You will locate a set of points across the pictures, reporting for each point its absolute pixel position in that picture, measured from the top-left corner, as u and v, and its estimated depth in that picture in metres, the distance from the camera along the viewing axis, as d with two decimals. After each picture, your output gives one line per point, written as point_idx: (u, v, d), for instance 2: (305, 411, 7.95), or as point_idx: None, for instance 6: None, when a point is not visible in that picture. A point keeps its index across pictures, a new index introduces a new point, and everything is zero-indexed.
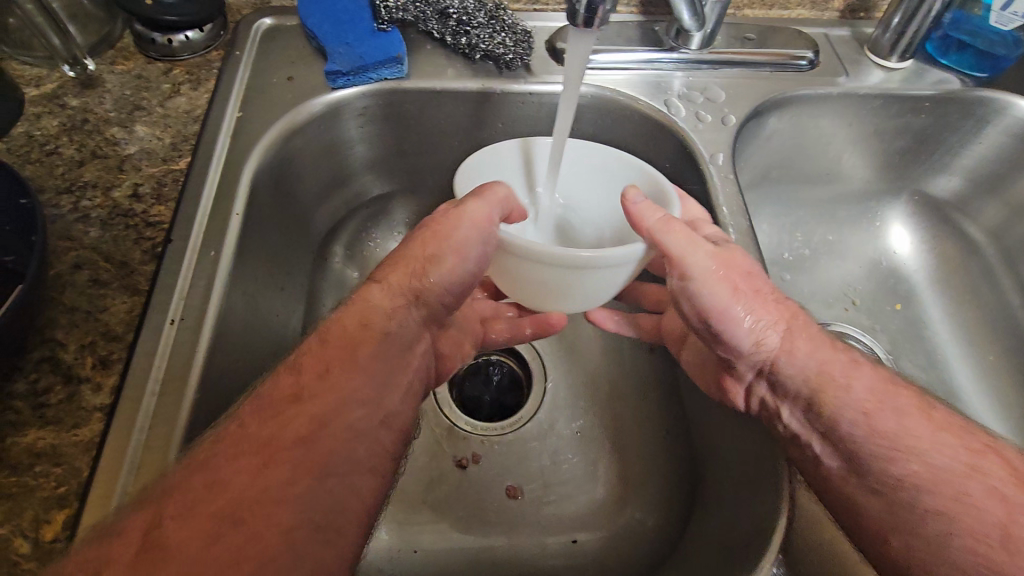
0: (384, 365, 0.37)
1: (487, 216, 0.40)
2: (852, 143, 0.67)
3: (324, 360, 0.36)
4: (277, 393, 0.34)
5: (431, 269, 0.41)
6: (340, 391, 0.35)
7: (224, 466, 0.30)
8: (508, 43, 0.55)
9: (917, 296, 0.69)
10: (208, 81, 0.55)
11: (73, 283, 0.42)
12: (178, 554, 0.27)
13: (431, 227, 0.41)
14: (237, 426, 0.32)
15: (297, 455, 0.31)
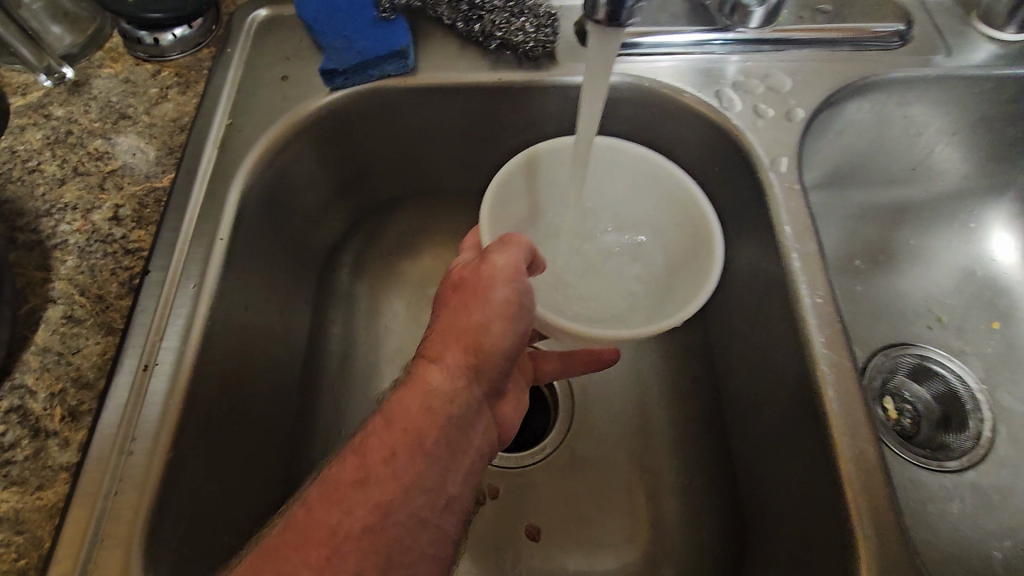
0: (445, 447, 0.32)
1: (514, 270, 0.36)
2: (950, 134, 0.55)
3: (390, 445, 0.31)
4: (342, 476, 0.30)
5: (483, 341, 0.35)
6: (401, 484, 0.30)
7: (289, 558, 0.27)
8: (529, 29, 0.47)
9: (1019, 313, 0.59)
10: (198, 82, 0.49)
11: (46, 320, 0.39)
12: None
13: (461, 291, 0.36)
14: (304, 511, 0.29)
15: (361, 547, 0.28)
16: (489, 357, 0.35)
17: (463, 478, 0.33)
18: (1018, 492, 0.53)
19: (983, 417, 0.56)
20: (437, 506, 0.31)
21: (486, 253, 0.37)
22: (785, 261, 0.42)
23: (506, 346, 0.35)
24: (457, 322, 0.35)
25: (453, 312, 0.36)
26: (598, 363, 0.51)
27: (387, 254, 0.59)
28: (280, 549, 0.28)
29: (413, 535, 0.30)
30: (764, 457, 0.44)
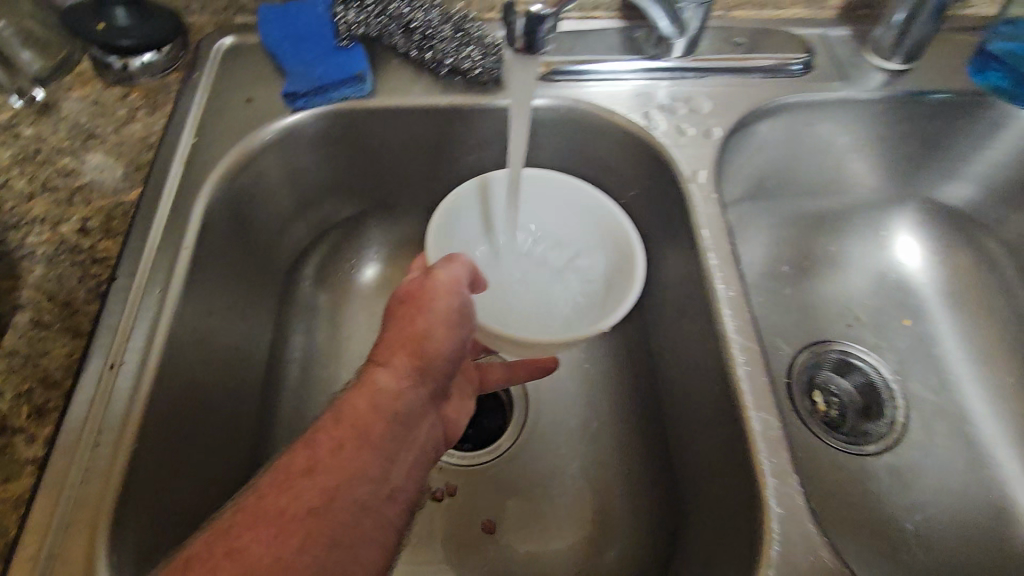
0: (391, 439, 0.34)
1: (457, 284, 0.40)
2: (853, 149, 0.63)
3: (338, 437, 0.33)
4: (293, 464, 0.32)
5: (427, 345, 0.38)
6: (347, 471, 0.32)
7: (241, 536, 0.29)
8: (476, 56, 0.52)
9: (927, 312, 0.65)
10: (165, 104, 0.52)
11: (14, 325, 0.41)
12: None
13: (406, 303, 0.39)
14: (256, 496, 0.31)
15: (308, 527, 0.30)
16: (434, 361, 0.38)
17: (410, 470, 0.35)
18: (928, 470, 0.58)
19: (897, 405, 0.62)
20: (383, 495, 0.33)
21: (429, 270, 0.41)
22: (704, 260, 0.47)
23: (448, 350, 0.39)
24: (405, 331, 0.38)
25: (401, 323, 0.38)
26: (540, 371, 0.54)
27: (348, 266, 0.62)
28: (231, 531, 0.29)
29: (359, 520, 0.31)
30: (693, 441, 0.48)
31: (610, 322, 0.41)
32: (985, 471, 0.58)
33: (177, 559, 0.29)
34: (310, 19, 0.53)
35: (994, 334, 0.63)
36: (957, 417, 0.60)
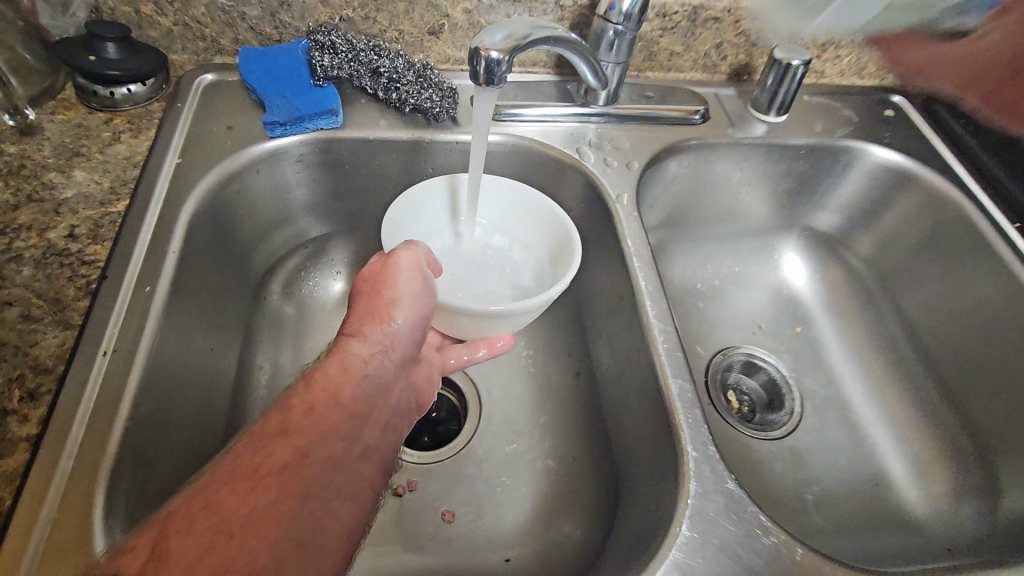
0: (359, 401, 0.38)
1: (416, 261, 0.45)
2: (745, 184, 0.76)
3: (309, 402, 0.36)
4: (267, 426, 0.35)
5: (393, 312, 0.43)
6: (318, 429, 0.35)
7: (220, 488, 0.31)
8: (435, 98, 0.61)
9: (813, 319, 0.78)
10: (149, 129, 0.57)
11: (3, 319, 0.43)
12: (174, 564, 0.28)
13: (371, 283, 0.45)
14: (232, 456, 0.33)
15: (283, 479, 0.32)
16: (399, 327, 0.43)
17: (378, 434, 0.38)
18: (820, 448, 0.68)
19: (795, 397, 0.72)
20: (353, 454, 0.35)
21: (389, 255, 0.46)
22: (628, 264, 0.56)
23: (411, 321, 0.43)
24: (371, 302, 0.43)
25: (366, 298, 0.44)
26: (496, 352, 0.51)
27: (314, 282, 0.67)
28: (208, 487, 0.31)
29: (330, 475, 0.34)
30: (625, 419, 0.56)
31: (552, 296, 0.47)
32: (867, 451, 0.67)
33: (161, 513, 0.31)
34: (288, 61, 0.61)
35: (866, 334, 0.75)
36: (841, 406, 0.71)
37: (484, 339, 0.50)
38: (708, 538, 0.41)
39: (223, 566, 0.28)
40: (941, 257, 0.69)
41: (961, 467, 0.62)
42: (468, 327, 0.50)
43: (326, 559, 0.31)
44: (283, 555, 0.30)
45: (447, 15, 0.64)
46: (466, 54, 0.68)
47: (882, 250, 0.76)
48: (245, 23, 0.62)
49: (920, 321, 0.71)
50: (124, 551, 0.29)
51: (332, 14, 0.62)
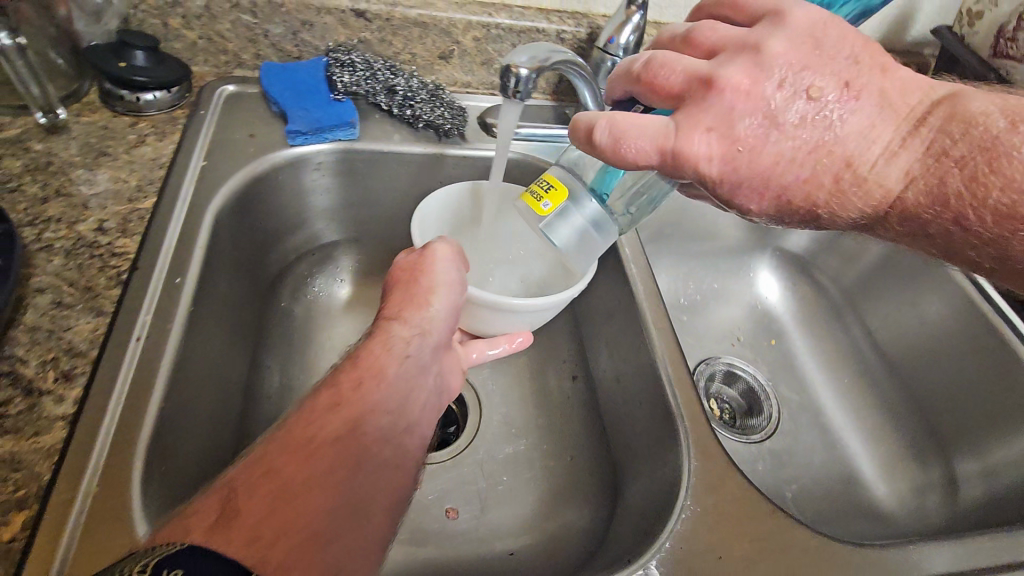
0: (402, 379, 0.42)
1: (450, 254, 0.49)
2: (722, 206, 0.84)
3: (357, 377, 0.40)
4: (318, 400, 0.38)
5: (432, 298, 0.47)
6: (367, 404, 0.39)
7: (280, 452, 0.34)
8: (447, 116, 0.66)
9: (787, 333, 0.84)
10: (173, 133, 0.60)
11: (35, 305, 0.44)
12: (245, 515, 0.30)
13: (407, 273, 0.48)
14: (286, 425, 0.36)
15: (338, 446, 0.35)
16: (437, 312, 0.46)
17: (419, 412, 0.42)
18: (797, 451, 0.72)
19: (772, 404, 0.77)
20: (397, 428, 0.39)
21: (422, 249, 0.50)
22: (626, 270, 0.61)
23: (448, 307, 0.47)
24: (411, 288, 0.47)
25: (406, 286, 0.47)
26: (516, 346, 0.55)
27: (319, 288, 0.70)
28: (268, 451, 0.34)
29: (379, 446, 0.37)
30: (622, 415, 0.60)
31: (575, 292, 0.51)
32: (838, 453, 0.72)
33: (223, 478, 0.33)
34: (307, 77, 0.65)
35: (834, 347, 0.81)
36: (815, 413, 0.76)
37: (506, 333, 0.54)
38: (709, 514, 0.45)
39: (290, 523, 0.30)
40: (898, 277, 0.75)
41: (922, 465, 0.68)
42: (492, 319, 0.53)
43: (375, 523, 0.34)
44: (341, 516, 0.33)
45: (458, 42, 0.69)
46: (472, 78, 0.73)
47: (844, 269, 0.83)
48: (267, 39, 0.66)
49: (882, 333, 0.77)
50: (192, 510, 0.31)
51: (350, 36, 0.67)
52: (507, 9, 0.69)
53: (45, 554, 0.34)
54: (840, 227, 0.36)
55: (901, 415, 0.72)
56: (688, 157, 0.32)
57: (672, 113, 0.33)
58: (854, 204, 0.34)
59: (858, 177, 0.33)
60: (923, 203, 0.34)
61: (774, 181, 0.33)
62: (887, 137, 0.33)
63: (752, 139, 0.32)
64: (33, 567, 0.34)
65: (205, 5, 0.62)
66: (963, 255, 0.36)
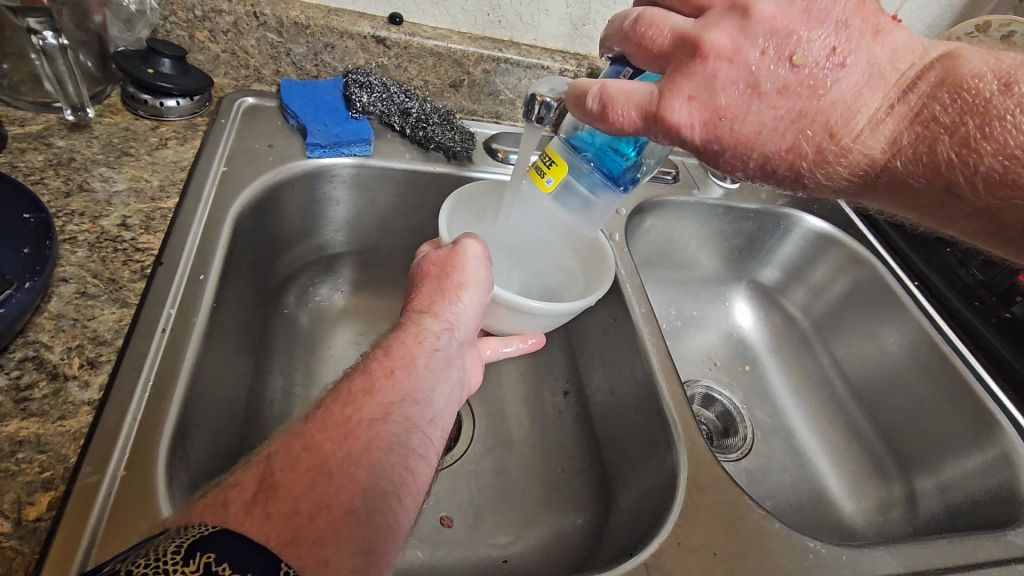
0: (429, 370, 0.45)
1: (481, 252, 0.52)
2: (703, 239, 0.89)
3: (387, 366, 0.43)
4: (355, 387, 0.41)
5: (463, 294, 0.50)
6: (399, 390, 0.42)
7: (315, 435, 0.36)
8: (457, 139, 0.69)
9: (761, 359, 0.89)
10: (194, 139, 0.62)
11: (59, 293, 0.45)
12: (289, 491, 0.32)
13: (439, 266, 0.52)
14: (323, 411, 0.38)
15: (369, 432, 0.37)
16: (466, 309, 0.51)
17: (442, 403, 0.45)
18: (771, 469, 0.76)
19: (747, 425, 0.81)
20: (424, 418, 0.42)
21: (454, 244, 0.53)
22: (621, 289, 0.65)
23: (477, 303, 0.51)
24: (443, 283, 0.50)
25: (436, 280, 0.51)
26: (529, 347, 0.59)
27: (321, 296, 0.73)
28: (307, 432, 0.36)
29: (407, 434, 0.39)
30: (615, 426, 0.63)
31: (589, 302, 0.54)
32: (809, 472, 0.77)
33: (262, 454, 0.35)
34: (326, 95, 0.68)
35: (804, 375, 0.86)
36: (787, 435, 0.81)
37: (521, 333, 0.58)
38: (701, 512, 0.48)
39: (329, 499, 0.32)
40: (861, 308, 0.82)
41: (885, 482, 0.73)
42: (508, 321, 0.56)
43: (404, 507, 0.36)
44: (373, 495, 0.34)
45: (468, 73, 0.74)
46: (478, 107, 0.77)
47: (812, 301, 0.89)
48: (288, 58, 0.69)
49: (847, 361, 0.83)
50: (230, 485, 0.32)
51: (368, 60, 0.71)
52: (516, 47, 0.74)
53: (73, 533, 0.35)
54: (834, 192, 0.41)
55: (865, 438, 0.78)
56: (673, 125, 0.37)
57: (657, 84, 0.38)
58: (839, 170, 0.39)
59: (841, 145, 0.38)
60: (912, 169, 0.37)
61: (758, 146, 0.38)
62: (871, 104, 0.37)
63: (734, 106, 0.37)
64: (60, 544, 0.34)
65: (233, 22, 0.65)
66: (957, 219, 0.39)
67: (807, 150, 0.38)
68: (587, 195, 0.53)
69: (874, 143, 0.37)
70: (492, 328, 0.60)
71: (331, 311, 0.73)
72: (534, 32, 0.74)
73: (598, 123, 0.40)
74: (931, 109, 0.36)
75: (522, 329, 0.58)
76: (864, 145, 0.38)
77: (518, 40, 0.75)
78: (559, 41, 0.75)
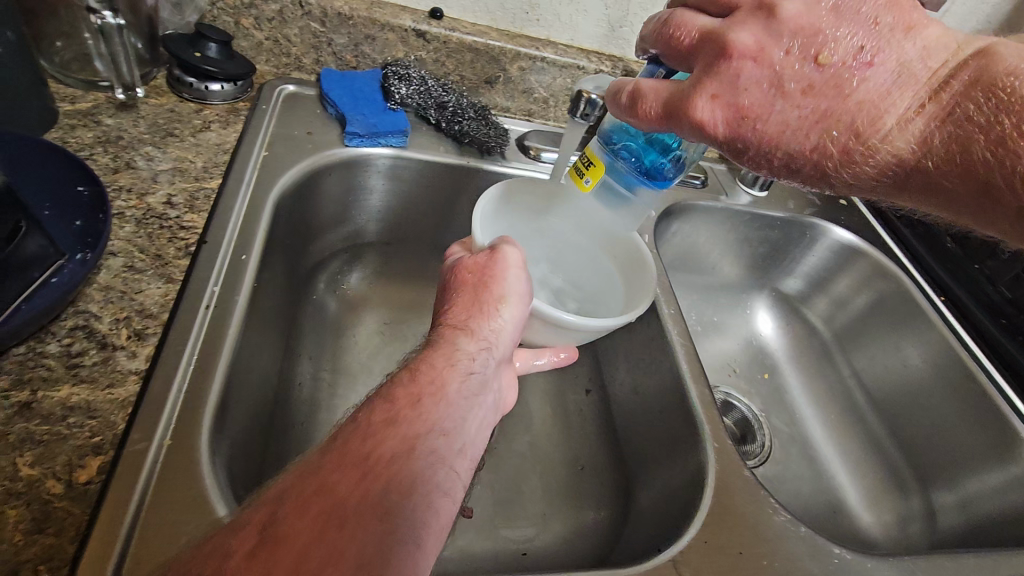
0: (463, 397, 0.43)
1: (520, 261, 0.50)
2: (727, 245, 0.89)
3: (413, 393, 0.41)
4: (373, 417, 0.38)
5: (503, 308, 0.48)
6: (425, 422, 0.39)
7: (330, 475, 0.34)
8: (492, 135, 0.70)
9: (780, 368, 0.88)
10: (236, 124, 0.63)
11: (108, 267, 0.46)
12: (290, 542, 0.31)
13: (476, 276, 0.50)
14: (341, 442, 0.37)
15: (390, 472, 0.35)
16: (506, 323, 0.49)
17: (476, 427, 0.43)
18: (789, 478, 0.76)
19: (765, 433, 0.80)
20: (453, 448, 0.39)
21: (490, 252, 0.51)
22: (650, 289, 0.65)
23: (517, 317, 0.49)
24: (481, 295, 0.48)
25: (475, 291, 0.49)
26: (560, 361, 0.58)
27: (351, 283, 0.73)
28: (321, 470, 0.34)
29: (433, 469, 0.37)
30: (640, 425, 0.63)
31: (629, 318, 0.53)
32: (827, 483, 0.76)
33: (273, 491, 0.33)
34: (365, 86, 0.69)
35: (823, 386, 0.86)
36: (805, 445, 0.80)
37: (553, 347, 0.57)
38: (729, 513, 0.48)
39: (336, 555, 0.31)
40: (885, 322, 0.82)
41: (904, 496, 0.72)
42: (542, 333, 0.55)
43: (425, 553, 0.34)
44: (387, 545, 0.32)
45: (504, 70, 0.74)
46: (511, 104, 0.78)
47: (835, 313, 0.89)
48: (329, 48, 0.70)
49: (868, 374, 0.83)
50: (237, 525, 0.32)
51: (407, 53, 0.72)
52: (552, 46, 0.75)
53: (121, 498, 0.36)
54: (864, 190, 0.39)
55: (885, 452, 0.77)
56: (696, 123, 0.37)
57: (683, 82, 0.38)
58: (867, 170, 0.37)
59: (867, 145, 0.36)
60: (944, 170, 0.36)
61: (782, 145, 0.37)
62: (900, 104, 0.36)
63: (758, 105, 0.36)
64: (111, 505, 0.35)
65: (279, 10, 0.66)
66: (999, 225, 0.36)
67: (832, 151, 0.37)
68: (627, 195, 0.55)
69: (902, 143, 0.36)
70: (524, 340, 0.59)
71: (359, 298, 0.73)
72: (571, 32, 0.75)
73: (632, 119, 0.41)
74: (963, 107, 0.35)
75: (556, 342, 0.56)
76: (892, 143, 0.36)
77: (554, 40, 0.75)
78: (595, 42, 0.75)
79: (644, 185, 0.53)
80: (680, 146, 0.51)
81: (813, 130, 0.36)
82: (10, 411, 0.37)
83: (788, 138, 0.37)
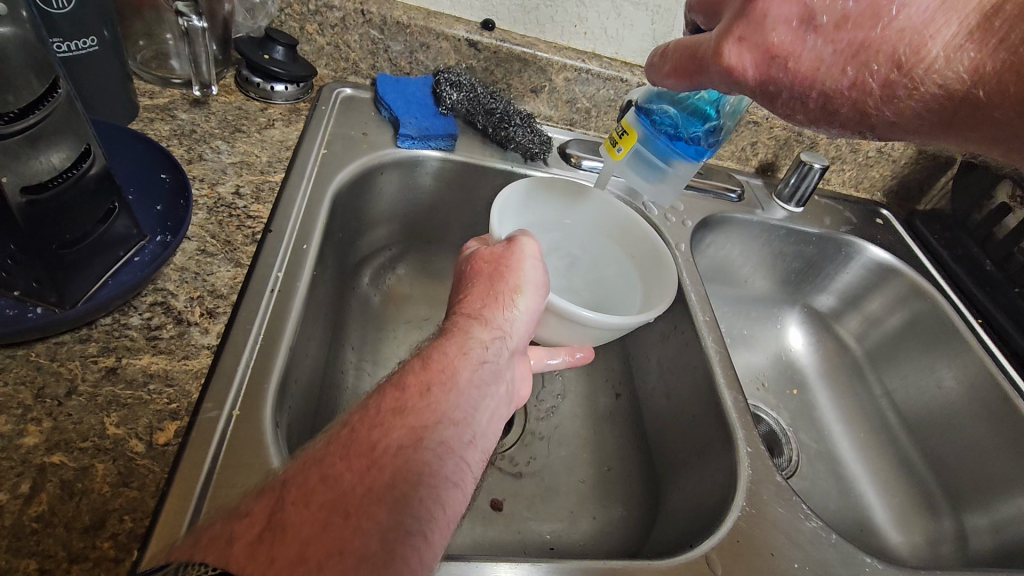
0: (473, 385, 0.44)
1: (534, 255, 0.53)
2: (760, 257, 0.90)
3: (423, 381, 0.42)
4: (384, 405, 0.39)
5: (518, 298, 0.50)
6: (435, 412, 0.40)
7: (335, 465, 0.34)
8: (536, 141, 0.72)
9: (810, 384, 0.88)
10: (298, 122, 0.67)
11: (183, 249, 0.50)
12: (295, 535, 0.30)
13: (491, 265, 0.52)
14: (348, 430, 0.37)
15: (397, 461, 0.36)
16: (520, 313, 0.50)
17: (485, 421, 0.44)
18: (818, 494, 0.75)
19: (793, 447, 0.79)
20: (466, 440, 0.41)
21: (506, 245, 0.53)
22: (686, 296, 0.67)
23: (532, 308, 0.51)
24: (496, 283, 0.51)
25: (490, 279, 0.51)
26: (576, 361, 0.58)
27: (394, 278, 0.76)
28: (326, 460, 0.34)
29: (443, 459, 0.38)
30: (670, 429, 0.64)
31: (645, 319, 0.55)
32: (858, 500, 0.75)
33: (275, 481, 0.33)
34: (418, 91, 0.72)
35: (853, 404, 0.85)
36: (833, 462, 0.79)
37: (568, 347, 0.58)
38: (760, 516, 0.49)
39: (341, 547, 0.31)
40: (920, 342, 0.81)
41: (934, 516, 0.72)
42: (556, 330, 0.58)
43: (431, 547, 0.34)
44: (392, 540, 0.32)
45: (550, 80, 0.77)
46: (554, 113, 0.81)
47: (866, 331, 0.88)
48: (386, 54, 0.74)
49: (900, 394, 0.82)
50: (240, 516, 0.31)
51: (459, 61, 0.75)
52: (597, 58, 0.77)
53: (195, 459, 0.38)
54: (914, 129, 0.38)
55: (916, 473, 0.76)
56: (725, 69, 0.39)
57: (714, 32, 0.41)
58: (911, 106, 0.36)
59: (910, 77, 0.35)
60: (998, 100, 0.33)
61: (817, 83, 0.37)
62: (946, 31, 0.33)
63: (789, 43, 0.37)
64: (186, 467, 0.38)
65: (341, 17, 0.70)
66: None
67: (869, 88, 0.36)
68: (663, 166, 0.61)
69: (949, 74, 0.34)
70: (546, 339, 0.60)
71: (401, 293, 0.76)
72: (617, 45, 0.77)
73: (667, 81, 0.46)
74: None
75: (571, 340, 0.59)
76: (939, 74, 0.34)
77: (599, 52, 0.78)
78: (639, 55, 0.78)
79: (679, 155, 0.58)
80: (719, 118, 0.56)
81: (847, 66, 0.36)
82: (98, 375, 0.40)
83: (821, 77, 0.37)
